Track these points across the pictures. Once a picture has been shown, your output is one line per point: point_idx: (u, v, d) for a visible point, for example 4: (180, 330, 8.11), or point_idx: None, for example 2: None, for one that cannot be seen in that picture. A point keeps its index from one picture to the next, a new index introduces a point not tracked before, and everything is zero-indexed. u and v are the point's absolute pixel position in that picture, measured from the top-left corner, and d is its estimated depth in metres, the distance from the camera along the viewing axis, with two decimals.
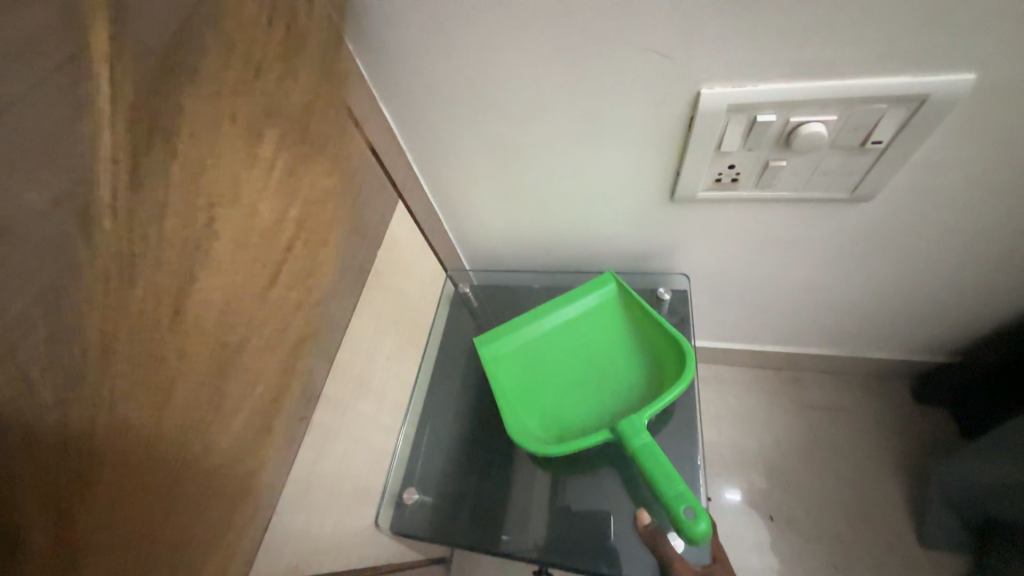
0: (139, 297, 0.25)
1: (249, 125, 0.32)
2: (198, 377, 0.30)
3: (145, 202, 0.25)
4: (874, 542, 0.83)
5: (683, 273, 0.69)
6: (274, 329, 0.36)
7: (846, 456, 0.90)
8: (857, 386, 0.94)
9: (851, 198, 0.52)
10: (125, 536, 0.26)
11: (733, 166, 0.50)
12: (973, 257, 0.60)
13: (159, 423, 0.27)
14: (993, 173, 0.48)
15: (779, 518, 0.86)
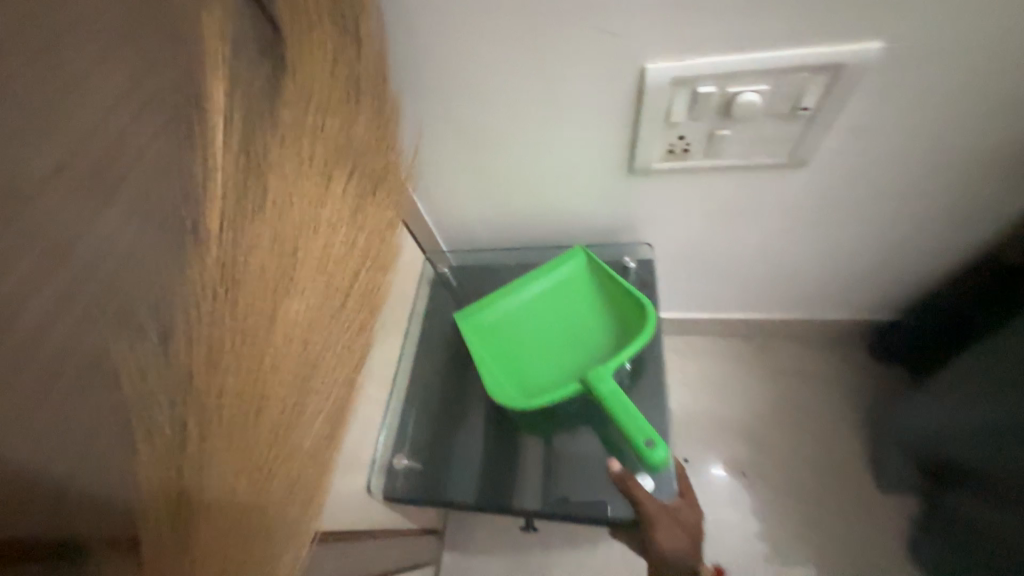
0: (239, 304, 0.34)
1: (323, 170, 0.41)
2: (287, 375, 0.37)
3: (237, 235, 0.34)
4: (838, 491, 0.89)
5: (647, 242, 0.73)
6: (348, 337, 0.42)
7: (812, 415, 0.95)
8: (821, 350, 1.00)
9: (790, 163, 0.57)
10: (217, 504, 0.32)
11: (683, 137, 0.55)
12: (907, 216, 0.66)
13: (252, 408, 0.34)
14: (910, 134, 0.53)
15: (750, 473, 0.92)
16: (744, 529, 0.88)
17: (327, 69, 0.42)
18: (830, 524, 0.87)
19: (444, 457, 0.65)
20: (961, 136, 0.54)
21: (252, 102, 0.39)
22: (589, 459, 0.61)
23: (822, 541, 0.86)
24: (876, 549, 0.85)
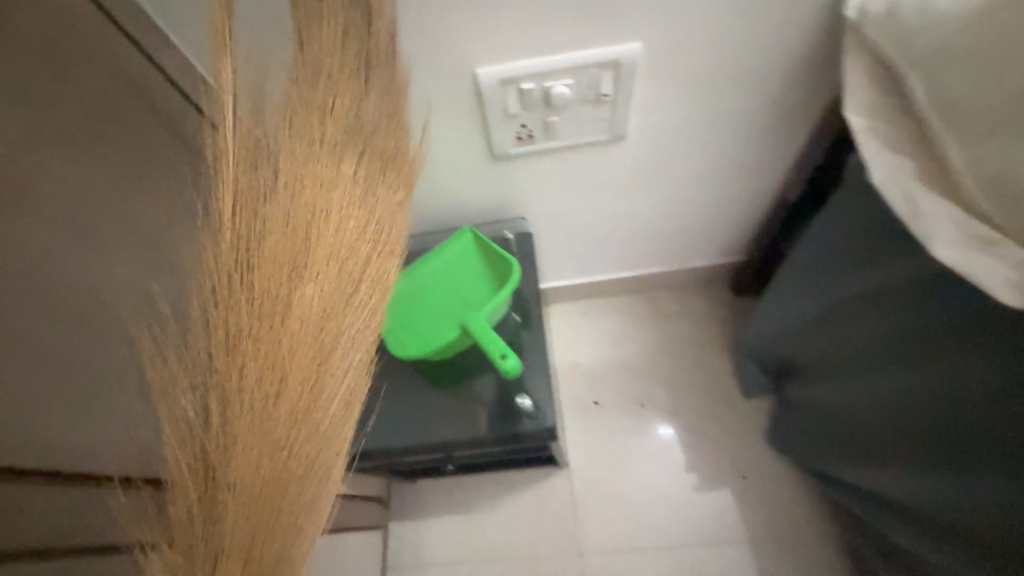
0: (255, 287, 0.41)
1: (327, 155, 0.46)
2: (304, 346, 0.42)
3: (248, 226, 0.42)
4: (718, 408, 1.05)
5: (523, 215, 0.87)
6: (367, 315, 0.46)
7: (693, 348, 1.12)
8: (698, 295, 1.17)
9: (613, 139, 0.73)
10: (236, 455, 0.38)
11: (525, 125, 0.68)
12: (717, 173, 0.83)
13: (269, 372, 0.40)
14: (692, 108, 0.70)
15: (648, 404, 1.07)
16: (645, 448, 1.03)
17: (338, 49, 0.48)
18: (714, 436, 1.03)
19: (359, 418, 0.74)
20: (729, 106, 0.71)
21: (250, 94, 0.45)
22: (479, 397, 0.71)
23: (708, 450, 1.02)
24: (751, 449, 1.01)
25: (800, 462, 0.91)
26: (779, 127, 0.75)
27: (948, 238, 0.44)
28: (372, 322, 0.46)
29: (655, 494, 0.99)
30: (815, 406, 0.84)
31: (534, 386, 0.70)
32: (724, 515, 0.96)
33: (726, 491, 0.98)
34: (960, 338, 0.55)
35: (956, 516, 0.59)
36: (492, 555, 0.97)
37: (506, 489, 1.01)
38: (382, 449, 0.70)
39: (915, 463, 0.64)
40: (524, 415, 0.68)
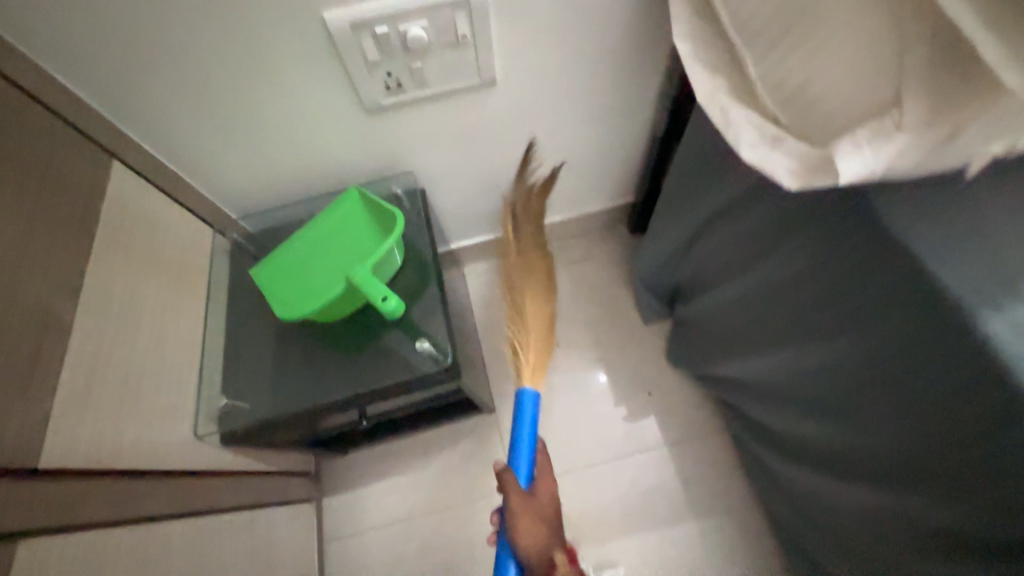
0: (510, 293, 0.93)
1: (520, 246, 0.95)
2: (515, 312, 0.89)
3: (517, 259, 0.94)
4: (625, 338, 1.15)
5: (411, 172, 0.87)
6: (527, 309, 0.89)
7: (598, 288, 1.20)
8: (600, 238, 1.25)
9: (484, 83, 0.74)
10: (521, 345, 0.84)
11: (391, 73, 0.68)
12: (592, 113, 0.88)
13: (511, 321, 0.88)
14: (555, 48, 0.73)
15: (563, 343, 1.15)
16: (561, 383, 1.11)
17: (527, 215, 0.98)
18: (623, 363, 1.13)
19: (259, 390, 0.72)
20: (588, 45, 0.74)
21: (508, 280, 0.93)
22: (379, 351, 0.72)
23: (618, 374, 1.11)
24: (654, 369, 1.11)
25: (690, 370, 1.02)
26: (638, 65, 0.80)
27: (750, 140, 0.52)
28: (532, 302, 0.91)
29: (573, 422, 1.08)
30: (701, 320, 0.94)
31: (435, 329, 0.74)
32: (633, 429, 1.06)
33: (634, 409, 1.08)
34: (775, 224, 0.64)
35: (785, 380, 0.72)
36: (430, 505, 1.01)
37: (439, 443, 1.06)
38: (285, 414, 0.70)
39: (757, 345, 0.76)
40: (422, 358, 0.71)
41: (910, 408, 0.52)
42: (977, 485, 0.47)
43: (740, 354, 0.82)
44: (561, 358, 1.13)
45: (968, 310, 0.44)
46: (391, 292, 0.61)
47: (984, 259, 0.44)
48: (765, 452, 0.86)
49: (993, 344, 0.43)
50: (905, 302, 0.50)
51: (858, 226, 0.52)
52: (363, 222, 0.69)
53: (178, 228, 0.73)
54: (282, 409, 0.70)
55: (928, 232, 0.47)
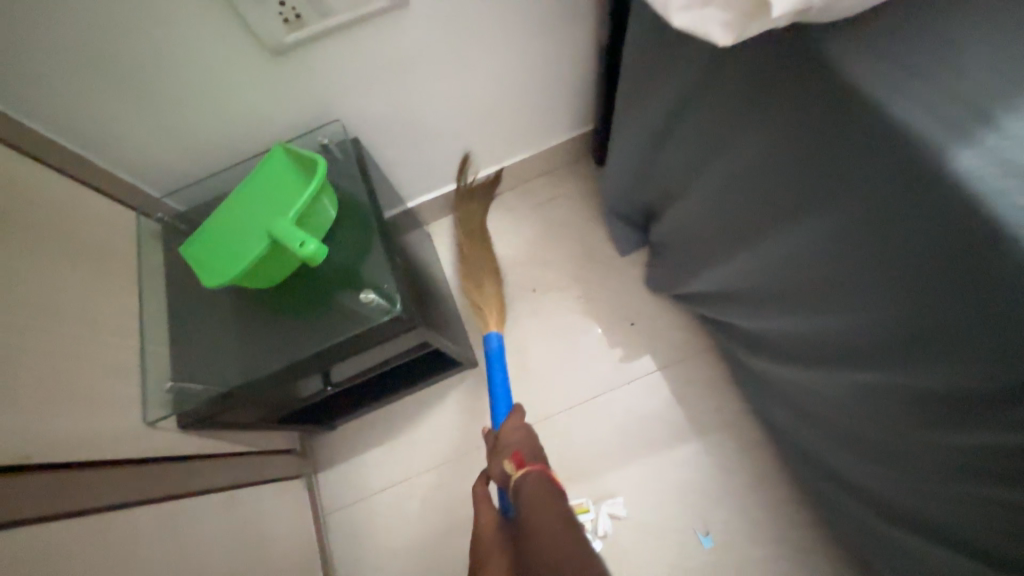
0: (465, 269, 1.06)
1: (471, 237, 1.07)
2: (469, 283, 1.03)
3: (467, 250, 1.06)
4: (604, 272, 1.11)
5: (340, 121, 0.80)
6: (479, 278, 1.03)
7: (570, 226, 1.15)
8: (565, 174, 1.19)
9: (394, 4, 0.67)
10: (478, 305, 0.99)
11: (284, 2, 0.61)
12: (526, 27, 0.80)
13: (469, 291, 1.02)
14: None
15: (540, 287, 1.11)
16: (542, 328, 1.08)
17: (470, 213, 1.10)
18: (603, 299, 1.09)
19: (216, 369, 0.70)
20: None
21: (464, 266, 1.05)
22: (332, 311, 0.70)
23: (598, 310, 1.08)
24: (636, 299, 1.08)
25: (670, 293, 0.98)
26: None
27: (679, 2, 0.45)
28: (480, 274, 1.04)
29: (560, 363, 1.05)
30: (675, 238, 0.90)
31: (382, 279, 0.70)
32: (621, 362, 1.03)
33: (620, 341, 1.05)
34: (729, 107, 0.59)
35: (762, 276, 0.67)
36: (426, 465, 1.00)
37: (427, 404, 1.04)
38: (244, 386, 0.68)
39: (731, 248, 0.72)
40: (374, 311, 0.68)
41: (883, 276, 0.48)
42: (959, 342, 0.44)
43: (715, 263, 0.78)
44: (539, 303, 1.09)
45: (936, 147, 0.39)
46: (312, 237, 0.57)
47: (951, 90, 0.40)
48: (752, 360, 0.83)
49: (962, 181, 0.38)
50: (868, 158, 0.45)
51: (811, 85, 0.47)
52: (286, 174, 0.64)
53: (93, 212, 0.68)
54: (240, 382, 0.68)
55: (891, 74, 0.42)
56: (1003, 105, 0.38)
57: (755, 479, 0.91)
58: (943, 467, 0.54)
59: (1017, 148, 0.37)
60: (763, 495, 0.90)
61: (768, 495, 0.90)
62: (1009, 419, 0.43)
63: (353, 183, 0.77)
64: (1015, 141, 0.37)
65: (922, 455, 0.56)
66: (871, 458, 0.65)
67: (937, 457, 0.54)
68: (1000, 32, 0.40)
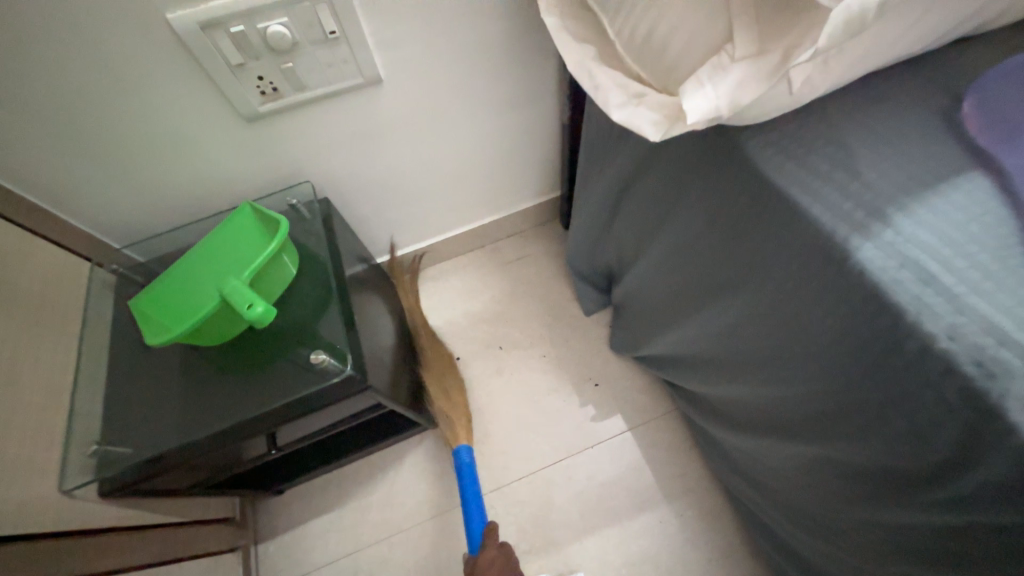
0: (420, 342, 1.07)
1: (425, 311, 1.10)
2: None
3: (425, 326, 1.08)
4: (568, 331, 1.12)
5: (310, 182, 0.83)
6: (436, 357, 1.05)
7: (536, 285, 1.18)
8: (533, 235, 1.23)
9: (368, 81, 0.72)
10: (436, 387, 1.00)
11: (263, 77, 0.65)
12: (494, 105, 0.87)
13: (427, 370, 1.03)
14: (437, 41, 0.72)
15: (506, 345, 1.12)
16: (506, 387, 1.07)
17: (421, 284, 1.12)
18: (567, 358, 1.09)
19: (150, 428, 0.66)
20: (471, 34, 0.73)
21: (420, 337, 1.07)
22: (285, 369, 0.68)
23: (563, 369, 1.08)
24: (600, 359, 1.09)
25: (631, 355, 1.00)
26: (526, 52, 0.80)
27: (617, 99, 0.50)
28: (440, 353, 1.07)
29: (522, 424, 1.03)
30: (634, 301, 0.93)
31: (337, 339, 0.69)
32: (584, 423, 1.02)
33: (583, 402, 1.04)
34: (671, 186, 0.64)
35: (708, 344, 0.70)
36: (377, 535, 0.94)
37: (383, 467, 0.99)
38: (181, 449, 0.64)
39: (682, 314, 0.75)
40: (325, 372, 0.67)
41: (811, 351, 0.51)
42: (880, 419, 0.46)
43: (669, 328, 0.81)
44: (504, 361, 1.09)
45: (842, 240, 0.43)
46: (261, 298, 0.57)
47: (852, 190, 0.45)
48: (708, 426, 0.84)
49: (868, 272, 0.42)
50: (790, 246, 0.49)
51: (737, 174, 0.52)
52: (249, 233, 0.65)
53: (44, 263, 0.66)
54: (177, 444, 0.64)
55: (799, 173, 0.47)
56: (895, 206, 0.43)
57: (717, 551, 0.88)
58: (879, 545, 0.54)
59: (910, 245, 0.41)
60: (725, 569, 0.87)
61: (730, 570, 0.87)
62: (935, 498, 0.44)
63: (318, 242, 0.79)
64: (907, 238, 0.41)
65: (861, 532, 0.56)
66: (819, 531, 0.64)
67: (873, 535, 0.54)
68: (890, 142, 0.46)
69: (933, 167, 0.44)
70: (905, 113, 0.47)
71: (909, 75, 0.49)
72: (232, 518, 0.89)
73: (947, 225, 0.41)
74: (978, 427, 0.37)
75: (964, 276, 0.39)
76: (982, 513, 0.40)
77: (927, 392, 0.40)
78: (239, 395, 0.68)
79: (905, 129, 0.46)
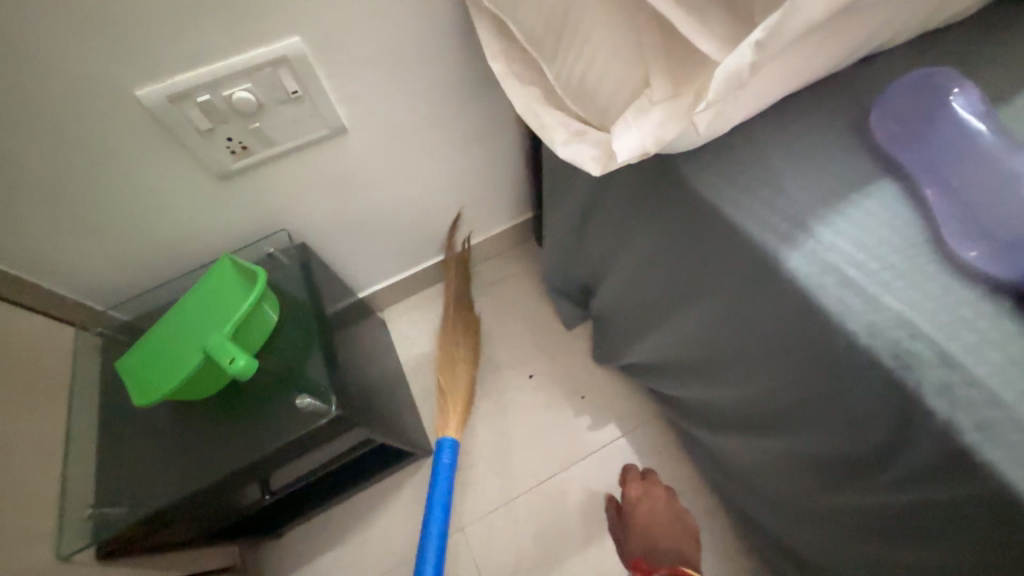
0: (451, 306, 1.10)
1: (454, 275, 1.12)
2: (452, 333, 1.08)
3: (456, 289, 1.12)
4: (552, 347, 1.15)
5: (287, 230, 0.86)
6: (458, 336, 1.08)
7: (517, 305, 1.21)
8: (511, 257, 1.27)
9: (334, 131, 0.76)
10: (451, 371, 1.04)
11: (231, 138, 0.68)
12: (458, 140, 0.91)
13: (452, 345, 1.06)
14: (395, 89, 0.76)
15: (493, 367, 1.14)
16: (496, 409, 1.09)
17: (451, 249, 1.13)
18: (553, 374, 1.12)
19: (143, 485, 0.67)
20: (426, 80, 0.78)
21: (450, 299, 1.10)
22: (270, 414, 0.70)
23: (550, 385, 1.11)
24: (586, 370, 1.12)
25: (613, 366, 1.03)
26: (482, 91, 0.85)
27: (560, 137, 0.54)
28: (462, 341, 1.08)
29: (516, 443, 1.05)
30: (609, 314, 0.96)
31: (320, 379, 0.71)
32: (575, 436, 1.05)
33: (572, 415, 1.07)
34: (628, 207, 0.68)
35: (677, 351, 0.74)
36: (380, 568, 0.94)
37: (380, 500, 1.00)
38: (174, 502, 0.66)
39: (651, 325, 0.79)
40: (310, 413, 0.69)
41: (764, 352, 0.54)
42: (829, 413, 0.49)
43: (643, 338, 0.84)
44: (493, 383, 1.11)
45: (772, 251, 0.48)
46: (242, 352, 0.61)
47: (777, 205, 0.49)
48: (688, 429, 0.87)
49: (796, 279, 0.46)
50: (733, 257, 0.53)
51: (679, 195, 0.56)
52: (224, 285, 0.67)
53: (31, 334, 0.68)
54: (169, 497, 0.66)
55: (730, 192, 0.51)
56: (815, 218, 0.47)
57: (713, 550, 0.90)
58: (849, 530, 0.56)
59: (831, 253, 0.45)
60: (722, 567, 0.89)
61: (728, 568, 0.89)
62: (884, 481, 0.47)
63: (298, 286, 0.82)
64: (827, 247, 0.45)
65: (829, 520, 0.59)
66: (797, 522, 0.67)
67: (841, 521, 0.57)
68: (806, 160, 0.50)
69: (846, 179, 0.48)
70: (819, 130, 0.52)
71: (825, 92, 0.54)
72: (237, 566, 0.89)
73: (859, 232, 0.45)
74: (904, 415, 0.41)
75: (878, 277, 0.43)
76: (921, 492, 0.43)
77: (859, 385, 0.44)
78: (225, 445, 0.69)
79: (822, 145, 0.51)
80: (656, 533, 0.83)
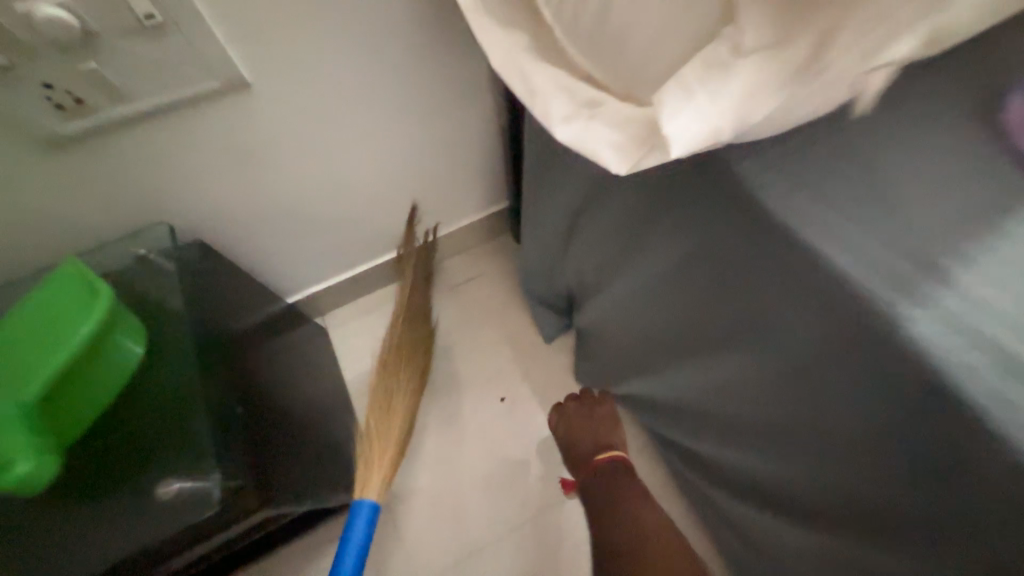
0: (399, 309, 0.80)
1: (404, 269, 0.84)
2: (395, 347, 0.77)
3: (406, 284, 0.83)
4: (540, 371, 0.92)
5: (168, 224, 0.60)
6: (402, 352, 0.77)
7: (496, 317, 0.96)
8: (489, 256, 1.01)
9: (229, 86, 0.53)
10: (386, 400, 0.72)
11: (51, 85, 0.45)
12: (414, 106, 0.69)
13: (392, 364, 0.76)
14: (316, 25, 0.54)
15: (463, 395, 0.91)
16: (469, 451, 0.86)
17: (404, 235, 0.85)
18: (540, 407, 0.89)
19: None
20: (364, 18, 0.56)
21: (399, 300, 0.81)
22: (124, 493, 0.47)
23: (539, 422, 0.88)
24: (569, 391, 0.90)
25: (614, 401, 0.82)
26: (444, 39, 0.63)
27: (561, 110, 0.36)
28: (408, 357, 0.78)
29: (495, 498, 0.83)
30: (611, 342, 0.73)
31: (203, 443, 0.49)
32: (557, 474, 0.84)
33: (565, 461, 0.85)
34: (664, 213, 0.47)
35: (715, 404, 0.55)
36: None
37: None
38: None
39: (676, 367, 0.58)
40: (185, 497, 0.47)
41: (853, 432, 0.38)
42: (972, 540, 0.32)
43: (661, 378, 0.64)
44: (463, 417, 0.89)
45: (884, 305, 0.31)
46: (27, 453, 0.41)
47: (887, 232, 0.32)
48: (699, 480, 0.68)
49: (918, 354, 0.30)
50: (819, 307, 0.35)
51: (743, 204, 0.37)
52: (37, 317, 0.44)
53: None
54: None
55: (813, 208, 0.34)
56: (948, 253, 0.31)
57: None
58: None
59: (978, 313, 0.29)
60: None
61: None
62: None
63: (177, 297, 0.57)
64: (973, 303, 0.29)
65: None
66: None
67: None
68: (921, 160, 0.34)
69: (992, 193, 0.32)
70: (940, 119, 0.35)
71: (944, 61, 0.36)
72: None
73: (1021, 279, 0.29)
74: None
75: None
76: None
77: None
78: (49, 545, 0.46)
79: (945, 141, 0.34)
80: (580, 438, 0.71)
